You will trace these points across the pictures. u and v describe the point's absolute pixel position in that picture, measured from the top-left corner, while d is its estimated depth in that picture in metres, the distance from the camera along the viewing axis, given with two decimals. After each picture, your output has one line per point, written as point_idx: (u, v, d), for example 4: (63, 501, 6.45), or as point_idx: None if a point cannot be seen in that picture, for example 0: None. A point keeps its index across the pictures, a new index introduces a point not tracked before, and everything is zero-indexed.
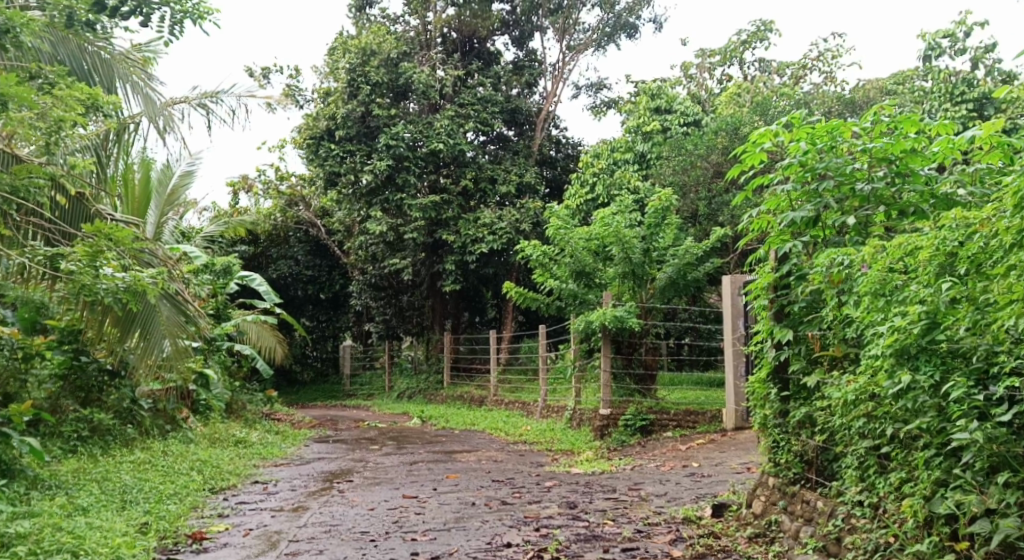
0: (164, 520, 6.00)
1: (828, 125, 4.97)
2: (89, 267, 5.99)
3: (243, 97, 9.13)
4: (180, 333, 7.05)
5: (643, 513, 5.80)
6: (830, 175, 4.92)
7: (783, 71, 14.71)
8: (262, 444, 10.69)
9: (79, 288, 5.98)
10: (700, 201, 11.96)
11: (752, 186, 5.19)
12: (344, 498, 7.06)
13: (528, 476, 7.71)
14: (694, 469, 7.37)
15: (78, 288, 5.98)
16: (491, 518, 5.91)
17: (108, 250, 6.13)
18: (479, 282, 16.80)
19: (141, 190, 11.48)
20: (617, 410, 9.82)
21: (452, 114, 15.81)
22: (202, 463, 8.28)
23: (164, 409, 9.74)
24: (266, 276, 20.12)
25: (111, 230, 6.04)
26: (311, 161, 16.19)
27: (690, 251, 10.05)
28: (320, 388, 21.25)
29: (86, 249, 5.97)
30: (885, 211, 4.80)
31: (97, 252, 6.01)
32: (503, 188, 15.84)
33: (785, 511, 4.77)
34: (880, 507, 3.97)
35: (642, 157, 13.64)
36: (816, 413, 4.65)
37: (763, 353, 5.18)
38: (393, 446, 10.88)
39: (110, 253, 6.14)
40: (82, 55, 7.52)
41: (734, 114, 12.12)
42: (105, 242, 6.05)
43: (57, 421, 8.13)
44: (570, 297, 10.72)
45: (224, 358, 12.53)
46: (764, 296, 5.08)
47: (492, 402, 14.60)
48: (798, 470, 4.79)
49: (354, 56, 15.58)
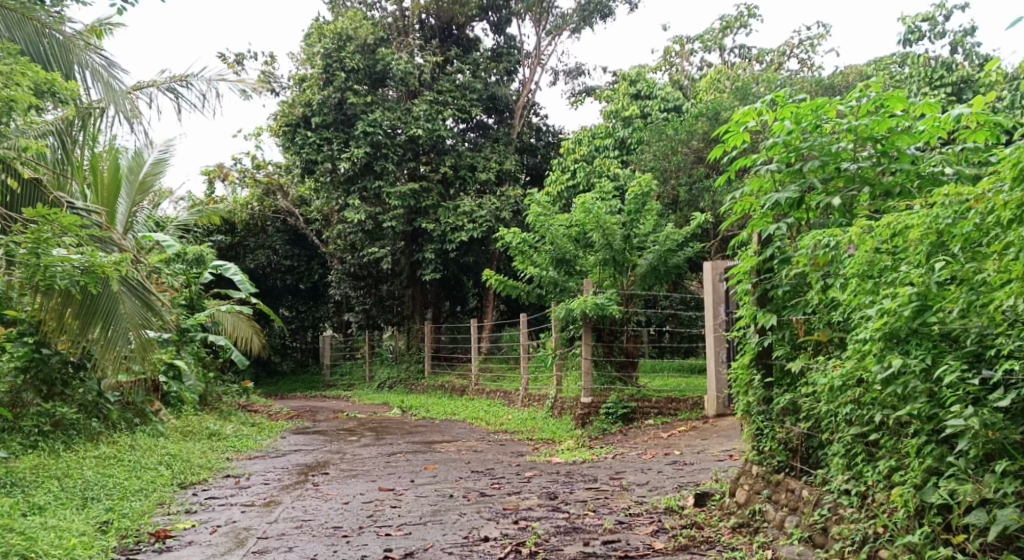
0: (127, 518, 5.84)
1: (813, 103, 4.82)
2: (32, 255, 5.76)
3: (214, 81, 8.89)
4: (144, 326, 6.83)
5: (624, 503, 5.67)
6: (815, 155, 4.78)
7: (763, 58, 14.57)
8: (237, 436, 10.47)
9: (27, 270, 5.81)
10: (680, 187, 11.84)
11: (735, 167, 5.06)
12: (318, 491, 6.90)
13: (508, 465, 7.56)
14: (675, 457, 7.26)
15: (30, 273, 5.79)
16: (469, 511, 5.76)
17: (52, 236, 5.90)
18: (459, 271, 16.63)
19: (111, 179, 11.06)
20: (598, 398, 9.67)
21: (430, 100, 15.53)
22: (171, 457, 8.08)
23: (132, 402, 9.50)
24: (243, 266, 19.83)
25: (54, 217, 5.85)
26: (287, 148, 15.92)
27: (671, 237, 9.94)
28: (299, 379, 21.00)
29: (30, 237, 5.77)
30: (870, 192, 4.67)
31: (44, 238, 5.81)
32: (482, 175, 15.63)
33: (770, 501, 4.63)
34: (868, 496, 3.86)
35: (622, 144, 13.49)
36: (801, 399, 4.52)
37: (745, 339, 5.04)
38: (371, 437, 10.70)
39: (56, 239, 5.92)
40: (40, 38, 7.31)
41: (715, 99, 11.99)
42: (48, 227, 5.85)
43: (18, 416, 7.93)
44: (550, 285, 10.57)
45: (198, 350, 12.26)
46: (746, 281, 4.93)
47: (473, 391, 14.45)
48: (782, 458, 4.66)
49: (329, 41, 15.23)
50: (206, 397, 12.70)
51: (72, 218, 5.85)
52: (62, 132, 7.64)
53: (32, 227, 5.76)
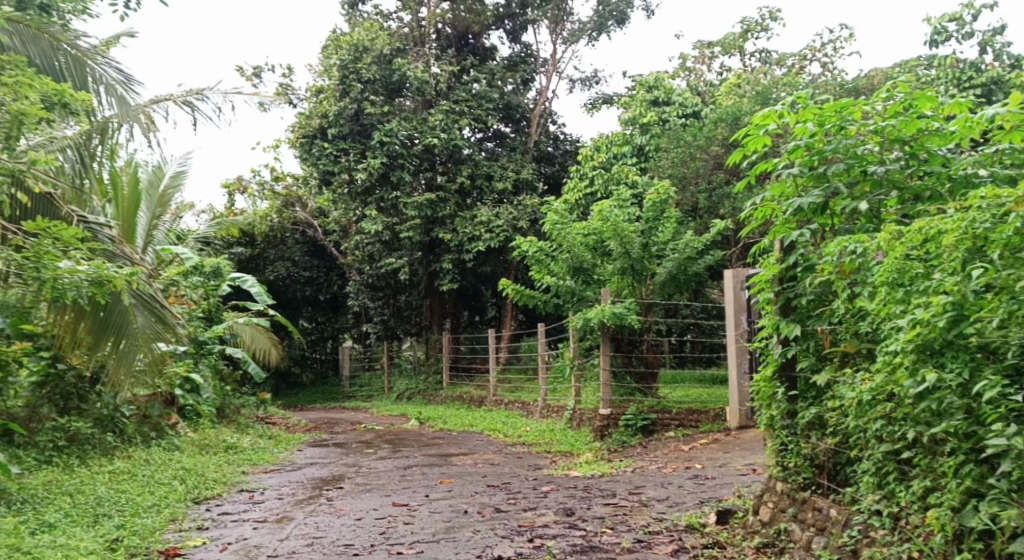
0: (137, 536, 5.72)
1: (836, 104, 4.66)
2: (34, 268, 5.62)
3: (230, 94, 8.82)
4: (156, 340, 6.74)
5: (643, 520, 5.49)
6: (840, 158, 4.61)
7: (784, 62, 14.36)
8: (254, 449, 10.36)
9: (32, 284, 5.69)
10: (700, 194, 11.65)
11: (755, 172, 4.90)
12: (331, 507, 6.76)
13: (525, 480, 7.39)
14: (697, 471, 7.06)
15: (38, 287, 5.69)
16: (483, 528, 5.60)
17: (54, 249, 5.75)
18: (476, 281, 16.50)
19: (131, 193, 11.00)
20: (617, 410, 9.46)
21: (446, 109, 15.41)
22: (185, 472, 7.96)
23: (148, 415, 9.41)
24: (262, 277, 19.81)
25: (55, 230, 5.67)
26: (305, 160, 15.91)
27: (690, 245, 9.78)
28: (318, 390, 20.93)
29: (32, 251, 5.62)
30: (899, 195, 4.50)
31: (46, 251, 5.65)
32: (499, 185, 15.52)
33: (795, 520, 4.44)
34: (901, 517, 3.67)
35: (640, 151, 13.33)
36: (827, 413, 4.34)
37: (768, 350, 4.85)
38: (388, 450, 10.56)
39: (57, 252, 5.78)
40: (55, 53, 7.34)
41: (734, 104, 11.81)
42: (49, 240, 5.69)
43: (33, 431, 7.87)
44: (568, 294, 10.40)
45: (215, 362, 12.18)
46: (768, 290, 4.74)
47: (491, 402, 14.29)
48: (808, 475, 4.47)
49: (346, 53, 15.22)
50: (223, 409, 12.62)
51: (73, 231, 5.66)
52: (81, 147, 7.34)
53: (33, 241, 5.61)
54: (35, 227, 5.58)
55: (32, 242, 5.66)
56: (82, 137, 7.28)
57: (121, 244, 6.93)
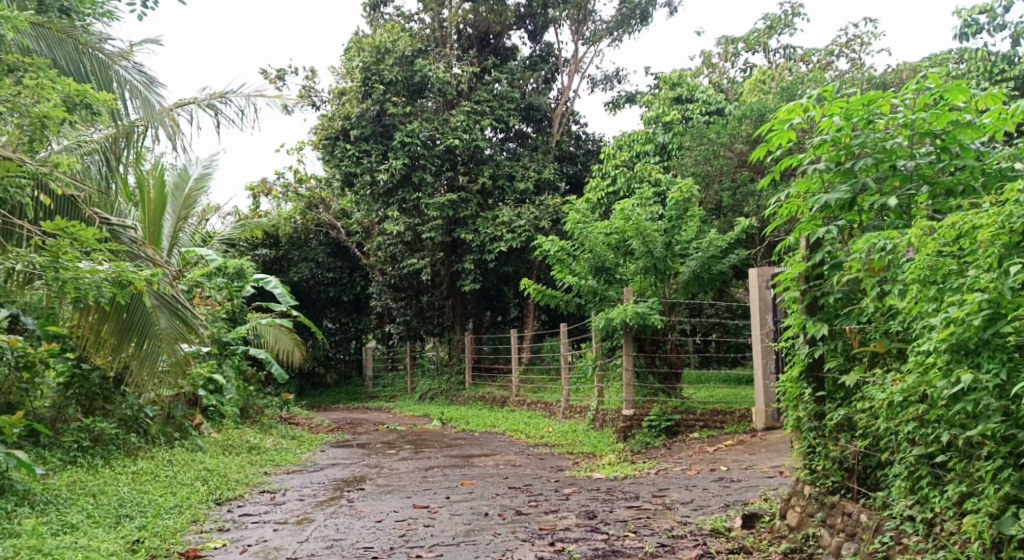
0: (159, 537, 5.70)
1: (864, 97, 4.55)
2: (53, 268, 5.62)
3: (253, 97, 8.81)
4: (179, 341, 6.71)
5: (667, 524, 5.38)
6: (867, 153, 4.50)
7: (809, 58, 14.16)
8: (277, 450, 10.36)
9: (52, 284, 5.69)
10: (723, 192, 11.51)
11: (780, 168, 4.79)
12: (352, 508, 6.72)
13: (547, 482, 7.31)
14: (722, 473, 6.94)
15: (60, 288, 5.67)
16: (504, 531, 5.52)
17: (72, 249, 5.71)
18: (498, 281, 16.43)
19: (157, 196, 11.05)
20: (641, 411, 9.33)
21: (468, 110, 15.35)
22: (208, 472, 7.95)
23: (171, 416, 9.43)
24: (285, 279, 19.88)
25: (73, 230, 5.63)
26: (327, 161, 15.94)
27: (714, 243, 9.65)
28: (342, 391, 20.96)
29: (49, 251, 5.62)
30: (930, 190, 4.38)
31: (64, 252, 5.63)
32: (521, 185, 15.43)
33: (824, 525, 4.32)
34: (935, 523, 3.56)
35: (663, 149, 13.21)
36: (856, 415, 4.22)
37: (794, 350, 4.74)
38: (410, 451, 10.52)
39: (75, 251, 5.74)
40: (81, 57, 7.37)
41: (758, 101, 11.65)
42: (68, 240, 5.66)
43: (58, 432, 7.89)
44: (590, 294, 10.30)
45: (239, 363, 12.20)
46: (794, 288, 4.63)
47: (514, 403, 14.22)
48: (838, 479, 4.35)
49: (367, 55, 15.22)
50: (247, 410, 12.64)
51: (90, 231, 5.62)
52: (107, 150, 7.60)
53: (51, 241, 5.59)
54: (52, 227, 5.55)
55: (51, 242, 5.64)
56: (108, 139, 7.55)
57: (143, 246, 6.66)
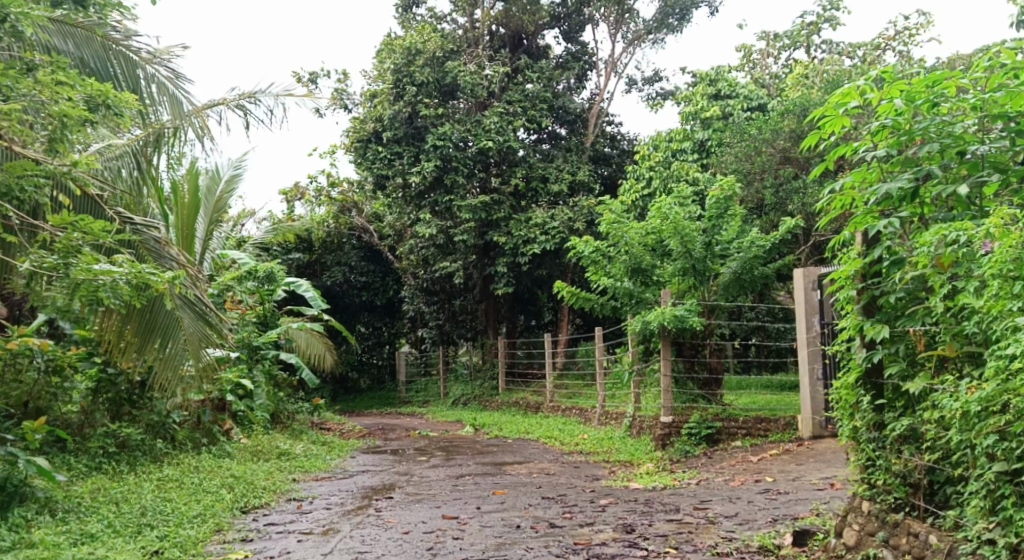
0: (179, 548, 5.46)
1: (929, 78, 4.22)
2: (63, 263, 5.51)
3: (282, 96, 8.59)
4: (204, 344, 6.50)
5: (711, 539, 5.06)
6: (932, 139, 4.17)
7: (854, 52, 13.65)
8: (306, 456, 10.15)
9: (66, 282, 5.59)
10: (765, 190, 11.12)
11: (834, 157, 4.47)
12: (380, 518, 6.46)
13: (583, 491, 6.99)
14: (768, 484, 6.57)
15: (72, 287, 5.49)
16: (537, 545, 5.22)
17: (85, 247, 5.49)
18: (532, 284, 16.14)
19: (191, 200, 10.93)
20: (679, 418, 8.97)
21: (500, 111, 15.04)
22: (234, 479, 7.74)
23: (200, 422, 9.23)
24: (318, 283, 19.78)
25: (84, 224, 5.54)
26: (359, 164, 15.82)
27: (757, 244, 9.28)
28: (375, 395, 20.80)
29: (59, 245, 5.52)
30: (1003, 178, 4.06)
31: (73, 246, 5.52)
32: (555, 187, 15.13)
33: (887, 545, 3.99)
34: (1021, 549, 3.23)
35: (701, 147, 12.85)
36: (923, 426, 3.89)
37: (850, 354, 4.40)
38: (441, 457, 10.25)
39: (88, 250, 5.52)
40: (108, 55, 7.21)
41: (801, 96, 11.25)
42: (79, 235, 5.48)
43: (85, 437, 7.72)
44: (626, 297, 9.95)
45: (270, 368, 12.01)
46: (850, 287, 4.27)
47: (548, 409, 13.88)
48: (901, 495, 4.02)
49: (398, 56, 15.08)
50: (277, 415, 12.48)
51: (98, 224, 5.50)
52: (137, 153, 7.66)
53: (59, 235, 5.49)
54: (60, 222, 5.52)
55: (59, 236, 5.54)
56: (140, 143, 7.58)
57: (168, 246, 6.44)
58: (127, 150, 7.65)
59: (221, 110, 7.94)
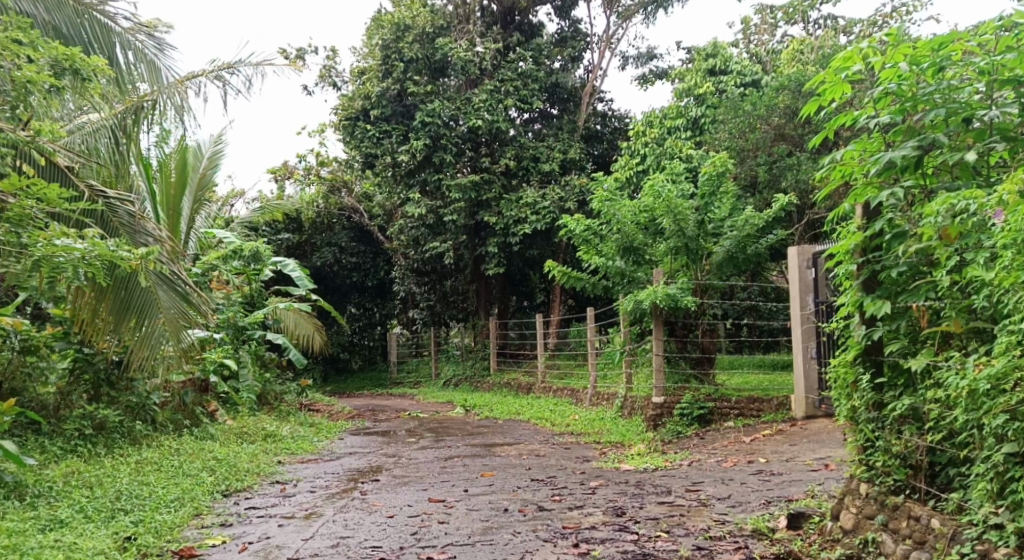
0: (153, 534, 5.28)
1: (932, 41, 4.05)
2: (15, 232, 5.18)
3: (261, 65, 8.36)
4: (183, 323, 6.30)
5: (703, 523, 4.90)
6: (937, 105, 3.99)
7: (851, 29, 13.42)
8: (293, 438, 9.98)
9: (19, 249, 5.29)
10: (759, 167, 10.94)
11: (834, 126, 4.31)
12: (365, 501, 6.31)
13: (573, 473, 6.85)
14: (761, 465, 6.43)
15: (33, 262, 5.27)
16: (524, 529, 5.06)
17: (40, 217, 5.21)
18: (523, 265, 15.91)
19: (178, 178, 10.77)
20: (671, 399, 8.81)
21: (490, 89, 14.76)
22: (216, 462, 7.56)
23: (183, 404, 9.03)
24: (309, 264, 19.56)
25: (35, 190, 5.16)
26: (348, 143, 15.66)
27: (751, 222, 9.10)
28: (366, 377, 20.63)
29: (13, 212, 5.19)
30: (1011, 146, 3.89)
31: (27, 214, 5.19)
32: (546, 165, 14.86)
33: (886, 529, 3.86)
34: None
35: (695, 124, 12.64)
36: (925, 405, 3.75)
37: (849, 331, 4.24)
38: (430, 439, 10.09)
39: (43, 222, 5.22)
40: (80, 20, 7.03)
41: (796, 71, 11.05)
42: (31, 201, 5.18)
43: (61, 419, 7.52)
44: (617, 276, 9.80)
45: (256, 349, 11.81)
46: (850, 262, 4.16)
47: (540, 389, 13.74)
48: (901, 477, 3.88)
49: (387, 32, 14.88)
50: (264, 396, 12.31)
51: (54, 190, 5.15)
52: (116, 128, 7.26)
53: (12, 203, 5.14)
54: (10, 187, 5.05)
55: (11, 203, 5.17)
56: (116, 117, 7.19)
57: (144, 221, 6.30)
58: (105, 125, 7.22)
59: (201, 81, 7.70)
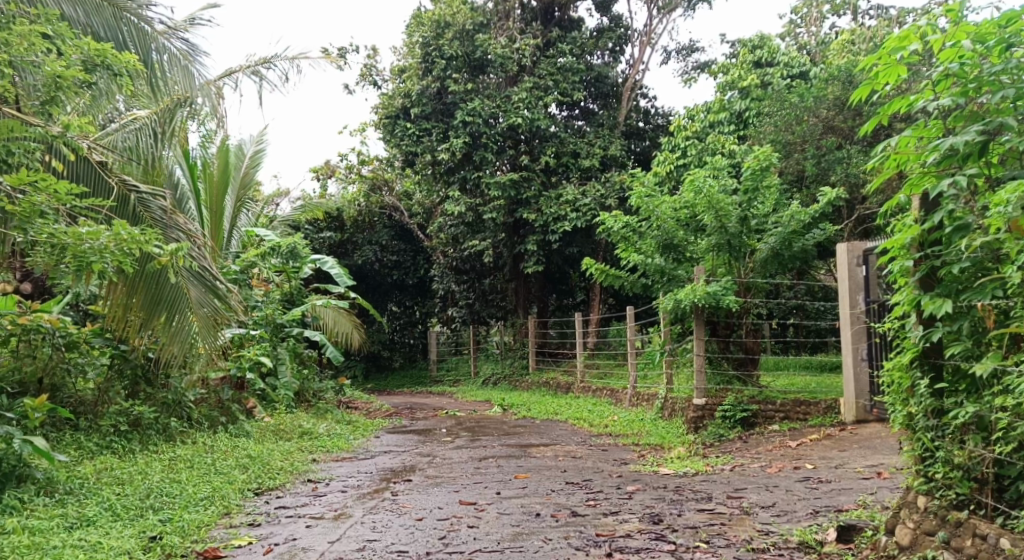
0: (180, 533, 5.16)
1: (998, 18, 3.74)
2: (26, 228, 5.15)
3: (296, 59, 8.24)
4: (215, 320, 6.22)
5: (746, 533, 4.64)
6: (1005, 88, 3.68)
7: (904, 19, 12.93)
8: (329, 436, 9.86)
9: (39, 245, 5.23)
10: (806, 161, 10.60)
11: (888, 112, 4.03)
12: (395, 503, 6.14)
13: (609, 477, 6.60)
14: (808, 472, 6.14)
15: (58, 249, 5.19)
16: (556, 536, 4.84)
17: (49, 210, 5.20)
18: (564, 263, 15.66)
19: (220, 176, 10.71)
20: (713, 400, 8.52)
21: (530, 86, 14.56)
22: (249, 460, 7.45)
23: (220, 400, 8.98)
24: (349, 262, 19.54)
25: (45, 184, 5.08)
26: (388, 141, 15.59)
27: (796, 217, 8.76)
28: (407, 374, 20.56)
29: (21, 209, 5.12)
30: None
31: (37, 210, 5.14)
32: (586, 162, 14.56)
33: (947, 547, 3.59)
34: None
35: (739, 118, 12.33)
36: (992, 413, 3.48)
37: (905, 332, 3.97)
38: (466, 439, 9.90)
39: (49, 217, 5.21)
40: (119, 23, 7.01)
41: (845, 61, 10.69)
42: (41, 197, 5.10)
43: (98, 415, 7.46)
44: (657, 274, 9.51)
45: (294, 346, 11.75)
46: (905, 258, 3.90)
47: (579, 389, 13.51)
48: (965, 491, 3.61)
49: (427, 29, 14.72)
50: (301, 394, 12.25)
51: (62, 184, 5.04)
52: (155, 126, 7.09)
53: (21, 198, 5.09)
54: (17, 181, 5.00)
55: (20, 199, 5.13)
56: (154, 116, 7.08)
57: (175, 215, 6.19)
58: (148, 121, 7.01)
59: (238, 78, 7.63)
